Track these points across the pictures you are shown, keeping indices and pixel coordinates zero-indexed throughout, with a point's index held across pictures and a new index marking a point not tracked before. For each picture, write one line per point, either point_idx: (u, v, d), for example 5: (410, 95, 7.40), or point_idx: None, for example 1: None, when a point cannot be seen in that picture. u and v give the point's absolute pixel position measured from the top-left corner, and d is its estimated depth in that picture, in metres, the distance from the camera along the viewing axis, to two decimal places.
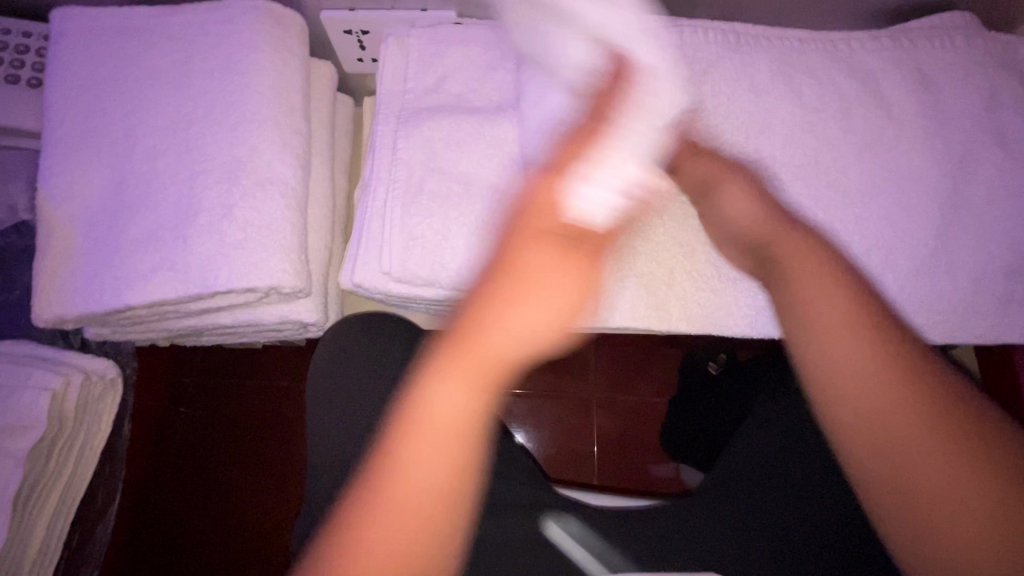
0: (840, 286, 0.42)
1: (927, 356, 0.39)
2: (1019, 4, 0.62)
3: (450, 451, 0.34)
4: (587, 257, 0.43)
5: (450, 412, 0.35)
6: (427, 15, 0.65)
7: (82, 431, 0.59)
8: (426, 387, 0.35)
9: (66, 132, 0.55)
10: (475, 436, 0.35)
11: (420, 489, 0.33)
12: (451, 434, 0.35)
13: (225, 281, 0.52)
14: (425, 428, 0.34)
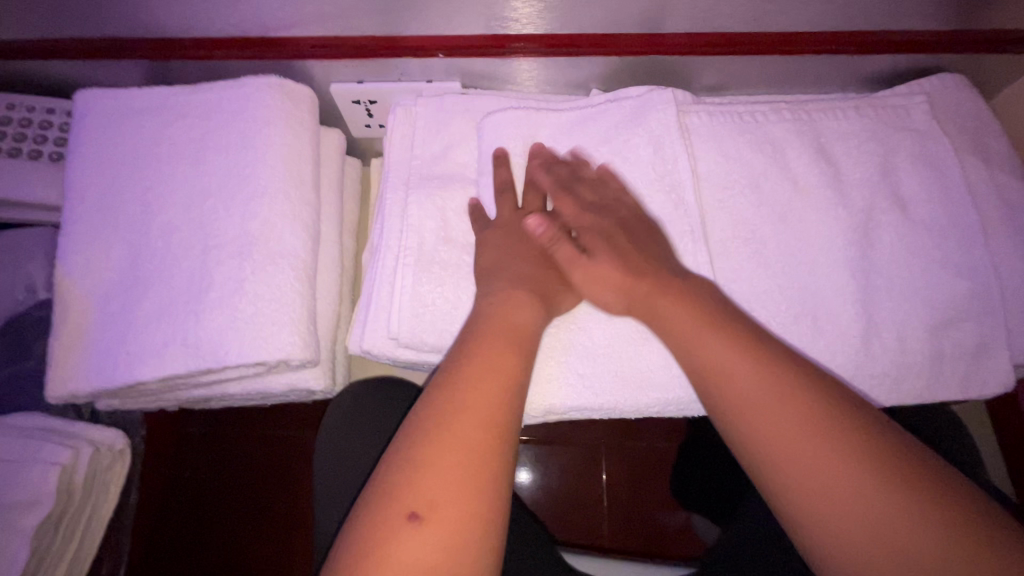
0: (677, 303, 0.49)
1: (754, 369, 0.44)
2: (997, 72, 0.66)
3: (467, 451, 0.40)
4: (557, 362, 0.54)
5: (473, 407, 0.42)
6: (432, 86, 0.67)
7: (89, 505, 0.58)
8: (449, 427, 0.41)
9: (89, 211, 0.57)
10: (476, 427, 0.41)
11: (446, 462, 0.39)
12: (473, 425, 0.41)
13: (234, 356, 0.52)
14: (458, 435, 0.40)
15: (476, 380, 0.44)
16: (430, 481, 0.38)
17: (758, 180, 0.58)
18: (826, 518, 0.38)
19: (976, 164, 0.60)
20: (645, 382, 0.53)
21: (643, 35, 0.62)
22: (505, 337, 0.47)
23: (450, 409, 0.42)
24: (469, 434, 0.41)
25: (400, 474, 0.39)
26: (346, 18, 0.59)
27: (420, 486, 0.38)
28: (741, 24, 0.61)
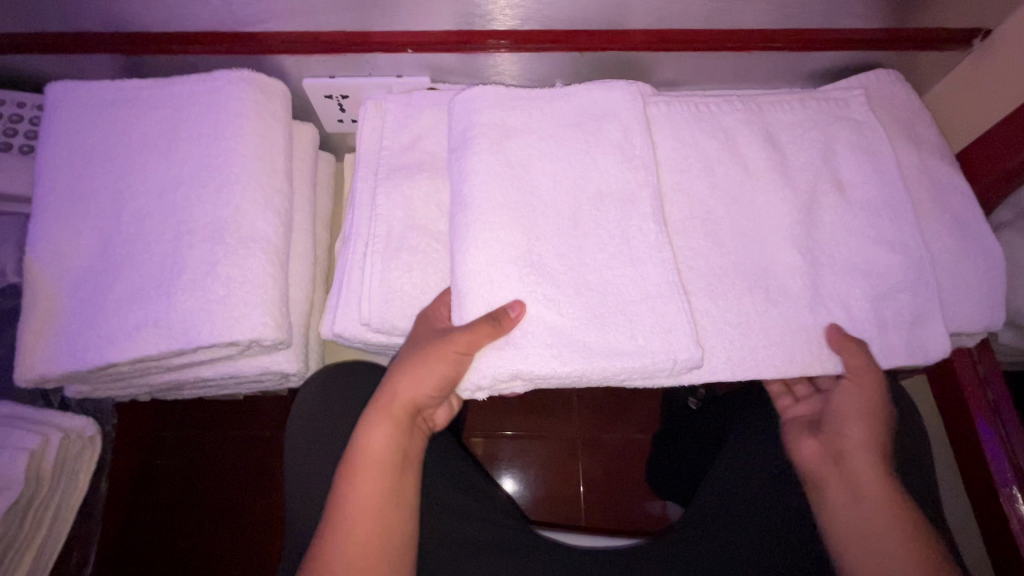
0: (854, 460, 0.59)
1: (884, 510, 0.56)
2: (926, 68, 0.72)
3: (369, 495, 0.53)
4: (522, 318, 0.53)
5: (379, 450, 0.55)
6: (402, 81, 0.70)
7: (59, 492, 0.58)
8: (356, 478, 0.54)
9: (61, 199, 0.57)
10: (381, 471, 0.54)
11: (358, 506, 0.53)
12: (374, 469, 0.54)
13: (206, 337, 0.53)
14: (363, 480, 0.54)
15: (382, 428, 0.56)
16: (346, 519, 0.53)
17: (712, 165, 0.61)
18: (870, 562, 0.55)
19: (909, 151, 0.65)
20: (604, 348, 0.53)
21: (603, 32, 0.66)
22: (418, 380, 0.54)
23: (369, 459, 0.55)
24: (383, 494, 0.54)
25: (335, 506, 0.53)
26: (317, 14, 0.61)
27: (336, 523, 0.53)
28: (692, 22, 0.65)
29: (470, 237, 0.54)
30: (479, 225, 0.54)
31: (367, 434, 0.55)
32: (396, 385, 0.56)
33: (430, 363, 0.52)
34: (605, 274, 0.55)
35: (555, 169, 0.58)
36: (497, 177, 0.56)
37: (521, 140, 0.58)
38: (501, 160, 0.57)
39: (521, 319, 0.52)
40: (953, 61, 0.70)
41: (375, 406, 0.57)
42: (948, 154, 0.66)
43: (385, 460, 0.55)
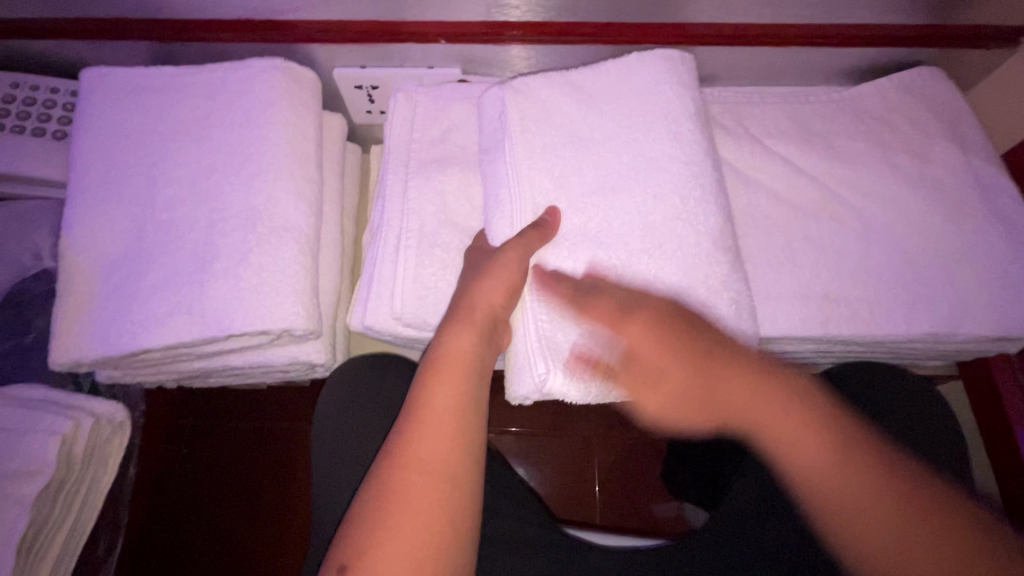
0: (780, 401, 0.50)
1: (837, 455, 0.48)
2: (971, 66, 0.70)
3: (435, 458, 0.44)
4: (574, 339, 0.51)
5: (442, 406, 0.46)
6: (433, 72, 0.69)
7: (88, 477, 0.58)
8: (416, 436, 0.45)
9: (95, 185, 0.57)
10: (447, 426, 0.45)
11: (419, 471, 0.43)
12: (436, 425, 0.45)
13: (239, 324, 0.53)
14: (422, 441, 0.44)
15: (445, 381, 0.47)
16: (405, 492, 0.42)
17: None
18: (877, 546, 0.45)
19: (952, 152, 0.64)
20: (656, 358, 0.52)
21: (639, 25, 0.65)
22: (476, 322, 0.50)
23: (424, 418, 0.46)
24: (439, 455, 0.44)
25: (382, 479, 0.43)
26: (352, 3, 0.61)
27: (388, 498, 0.42)
28: (730, 15, 0.64)
29: (502, 225, 0.55)
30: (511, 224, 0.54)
31: (424, 389, 0.47)
32: (448, 340, 0.49)
33: (489, 293, 0.51)
34: (662, 282, 0.52)
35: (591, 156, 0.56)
36: (535, 179, 0.55)
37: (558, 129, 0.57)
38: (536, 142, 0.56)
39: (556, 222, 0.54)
40: (998, 60, 0.68)
41: (428, 360, 0.49)
42: (991, 155, 0.65)
43: (452, 414, 0.46)
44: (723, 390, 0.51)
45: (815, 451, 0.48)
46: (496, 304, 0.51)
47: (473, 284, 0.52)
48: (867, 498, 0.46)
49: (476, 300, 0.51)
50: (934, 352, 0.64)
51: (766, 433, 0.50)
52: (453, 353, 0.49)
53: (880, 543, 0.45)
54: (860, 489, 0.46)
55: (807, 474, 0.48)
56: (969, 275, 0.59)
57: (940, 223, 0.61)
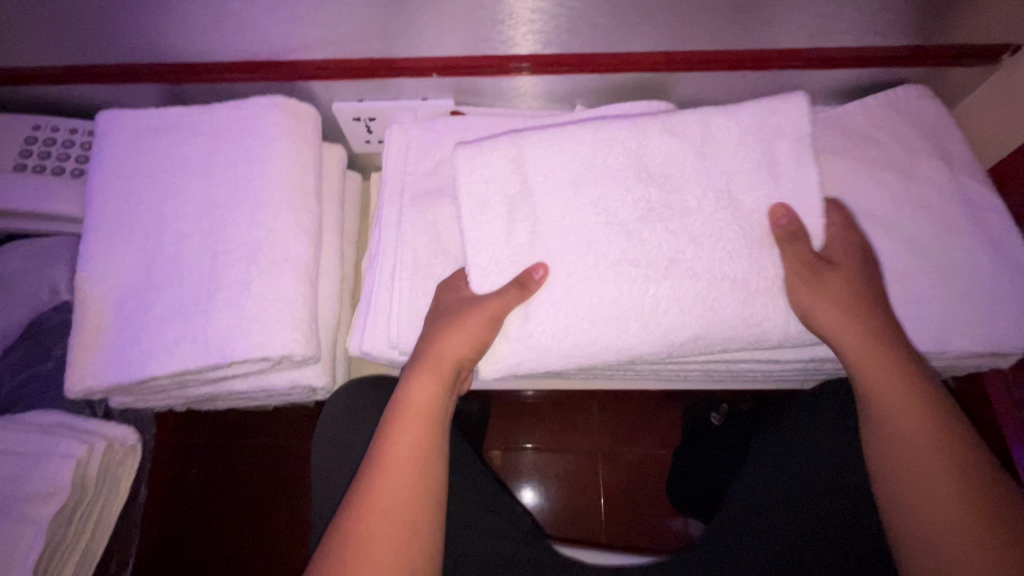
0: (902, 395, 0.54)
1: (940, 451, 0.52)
2: (952, 84, 0.71)
3: (393, 530, 0.50)
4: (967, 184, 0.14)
5: (401, 465, 0.53)
6: (427, 104, 0.73)
7: (102, 497, 0.61)
8: (376, 499, 0.51)
9: (109, 223, 0.61)
10: (405, 493, 0.51)
11: (370, 542, 0.49)
12: (396, 493, 0.51)
13: (241, 352, 0.56)
14: (379, 511, 0.50)
15: (403, 438, 0.54)
16: (360, 567, 0.48)
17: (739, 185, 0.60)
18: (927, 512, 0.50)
19: (938, 169, 0.65)
20: (649, 324, 0.57)
21: (622, 55, 0.67)
22: (437, 371, 0.57)
23: (385, 473, 0.52)
24: (405, 507, 0.51)
25: (337, 562, 0.48)
26: (348, 41, 0.64)
27: (342, 574, 0.48)
28: (712, 42, 0.66)
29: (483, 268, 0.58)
30: (491, 284, 0.58)
31: (385, 453, 0.53)
32: (412, 389, 0.56)
33: (451, 342, 0.57)
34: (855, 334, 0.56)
35: (566, 189, 0.60)
36: (483, 221, 0.59)
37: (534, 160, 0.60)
38: (510, 163, 0.60)
39: (542, 280, 0.56)
40: (982, 77, 0.69)
41: (390, 414, 0.56)
42: (977, 171, 0.65)
43: (408, 478, 0.52)
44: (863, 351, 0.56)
45: (939, 463, 0.51)
46: (459, 357, 0.57)
47: (438, 336, 0.57)
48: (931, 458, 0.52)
49: (439, 350, 0.57)
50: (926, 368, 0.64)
51: (866, 368, 0.56)
52: (411, 412, 0.55)
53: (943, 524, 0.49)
54: (934, 470, 0.51)
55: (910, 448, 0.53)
56: (955, 291, 0.60)
57: (926, 240, 0.61)
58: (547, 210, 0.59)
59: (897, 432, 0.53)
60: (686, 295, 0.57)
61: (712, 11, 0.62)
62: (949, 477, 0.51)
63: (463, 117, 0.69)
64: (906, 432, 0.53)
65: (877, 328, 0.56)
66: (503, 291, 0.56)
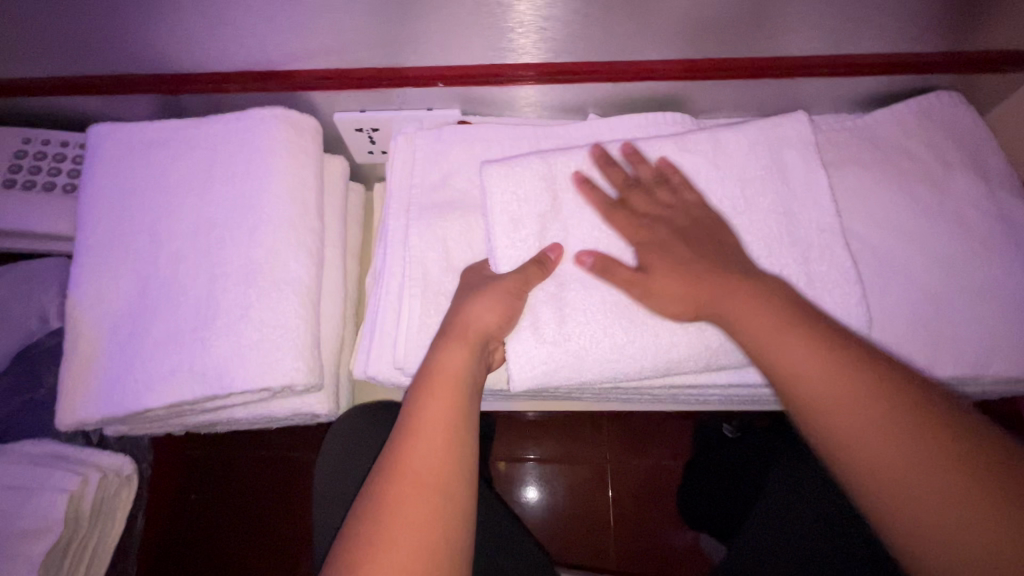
0: (844, 377, 0.46)
1: (908, 441, 0.43)
2: (983, 92, 0.68)
3: (423, 498, 0.44)
4: None
5: (434, 422, 0.48)
6: (433, 114, 0.69)
7: (97, 531, 0.59)
8: (408, 459, 0.46)
9: (102, 245, 0.58)
10: (440, 457, 0.46)
11: (405, 509, 0.44)
12: (429, 455, 0.46)
13: (239, 382, 0.53)
14: (408, 477, 0.45)
15: (434, 398, 0.49)
16: (388, 538, 0.42)
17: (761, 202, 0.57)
18: (920, 515, 0.41)
19: (972, 182, 0.61)
20: (671, 347, 0.55)
21: (638, 63, 0.63)
22: (466, 338, 0.53)
23: (418, 431, 0.48)
24: (436, 467, 0.46)
25: (366, 532, 0.43)
26: (351, 51, 0.61)
27: (374, 541, 0.42)
28: (733, 50, 0.62)
29: (508, 255, 0.56)
30: (510, 261, 0.56)
31: (416, 418, 0.48)
32: (441, 356, 0.52)
33: (481, 309, 0.53)
34: (755, 313, 0.50)
35: (580, 209, 0.58)
36: (514, 233, 0.57)
37: (544, 180, 0.58)
38: (520, 180, 0.58)
39: (558, 259, 0.56)
40: (1015, 84, 0.66)
41: (417, 380, 0.51)
42: (1012, 184, 0.62)
43: (445, 436, 0.47)
44: (748, 324, 0.50)
45: (923, 454, 0.42)
46: (489, 325, 0.53)
47: (468, 304, 0.54)
48: (911, 444, 0.43)
49: (468, 317, 0.53)
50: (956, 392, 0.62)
51: (779, 347, 0.48)
52: (441, 377, 0.51)
53: (940, 525, 0.40)
54: (924, 463, 0.42)
55: (854, 447, 0.44)
56: (991, 313, 0.56)
57: (961, 258, 0.58)
58: (570, 222, 0.58)
59: (842, 418, 0.45)
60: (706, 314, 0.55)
61: (736, 18, 0.59)
62: (940, 475, 0.41)
63: (471, 127, 0.66)
64: (869, 420, 0.44)
65: (765, 302, 0.50)
66: (523, 273, 0.54)
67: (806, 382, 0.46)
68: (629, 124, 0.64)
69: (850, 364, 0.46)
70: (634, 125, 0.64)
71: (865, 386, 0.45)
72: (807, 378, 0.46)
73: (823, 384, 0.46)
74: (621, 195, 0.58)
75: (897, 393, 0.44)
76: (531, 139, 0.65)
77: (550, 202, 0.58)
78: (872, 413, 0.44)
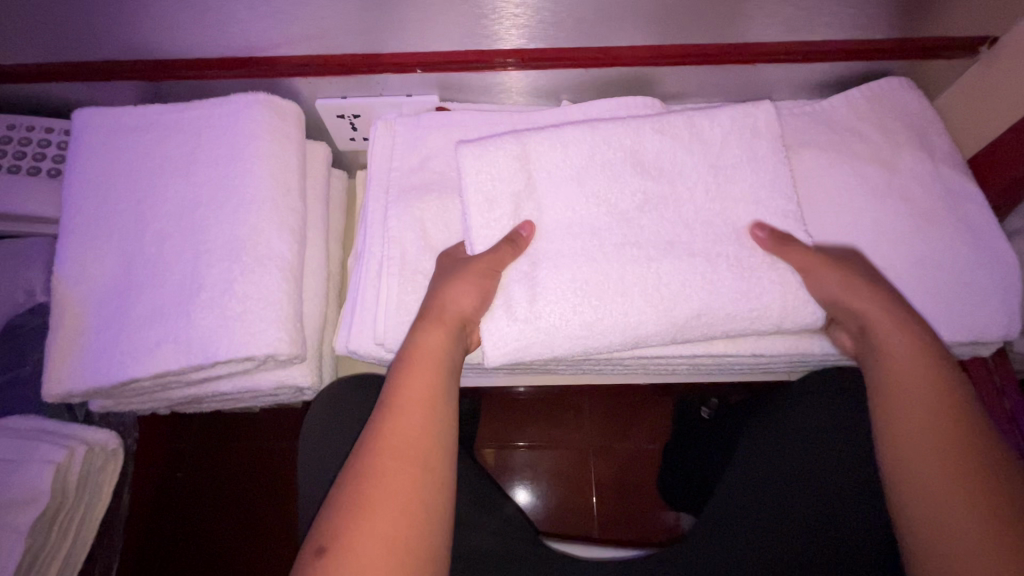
0: (940, 406, 0.50)
1: (963, 473, 0.47)
2: (931, 77, 0.72)
3: (406, 474, 0.47)
4: None
5: (413, 401, 0.50)
6: (412, 100, 0.72)
7: (82, 504, 0.60)
8: (389, 436, 0.48)
9: (88, 223, 0.60)
10: (421, 436, 0.49)
11: (389, 485, 0.46)
12: (412, 433, 0.49)
13: (224, 352, 0.55)
14: (391, 452, 0.47)
15: (414, 377, 0.52)
16: (370, 508, 0.45)
17: (721, 182, 0.60)
18: (944, 528, 0.46)
19: (920, 161, 0.65)
20: (638, 316, 0.57)
21: (608, 49, 0.67)
22: (443, 320, 0.55)
23: (396, 408, 0.50)
24: (417, 442, 0.48)
25: (351, 502, 0.45)
26: (331, 38, 0.64)
27: (356, 512, 0.45)
28: (696, 37, 0.66)
29: (483, 237, 0.59)
30: (485, 243, 0.59)
31: (396, 397, 0.51)
32: (420, 337, 0.54)
33: (457, 291, 0.56)
34: (891, 335, 0.54)
35: (552, 185, 0.60)
36: (490, 211, 0.60)
37: (519, 159, 0.60)
38: (495, 160, 0.60)
39: (530, 237, 0.59)
40: (960, 70, 0.70)
41: (397, 362, 0.54)
42: (957, 163, 0.66)
43: (426, 416, 0.50)
44: (888, 344, 0.54)
45: (970, 481, 0.47)
46: (463, 306, 0.56)
47: (449, 286, 0.56)
48: (960, 473, 0.47)
49: (445, 299, 0.56)
50: None
51: (891, 366, 0.53)
52: (420, 356, 0.53)
53: (956, 538, 0.45)
54: (966, 492, 0.47)
55: (914, 460, 0.49)
56: (936, 282, 0.60)
57: (909, 230, 0.62)
58: (544, 197, 0.60)
59: (914, 438, 0.50)
60: (673, 285, 0.57)
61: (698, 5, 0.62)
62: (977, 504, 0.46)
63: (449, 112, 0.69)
64: (934, 446, 0.49)
65: (900, 331, 0.54)
66: (498, 253, 0.57)
67: (900, 398, 0.51)
68: (600, 107, 0.67)
69: (949, 400, 0.50)
70: (605, 108, 0.67)
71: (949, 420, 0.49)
72: (903, 400, 0.51)
73: (911, 410, 0.51)
74: (592, 172, 0.60)
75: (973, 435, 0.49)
76: (506, 123, 0.68)
77: (525, 180, 0.60)
78: (941, 441, 0.49)
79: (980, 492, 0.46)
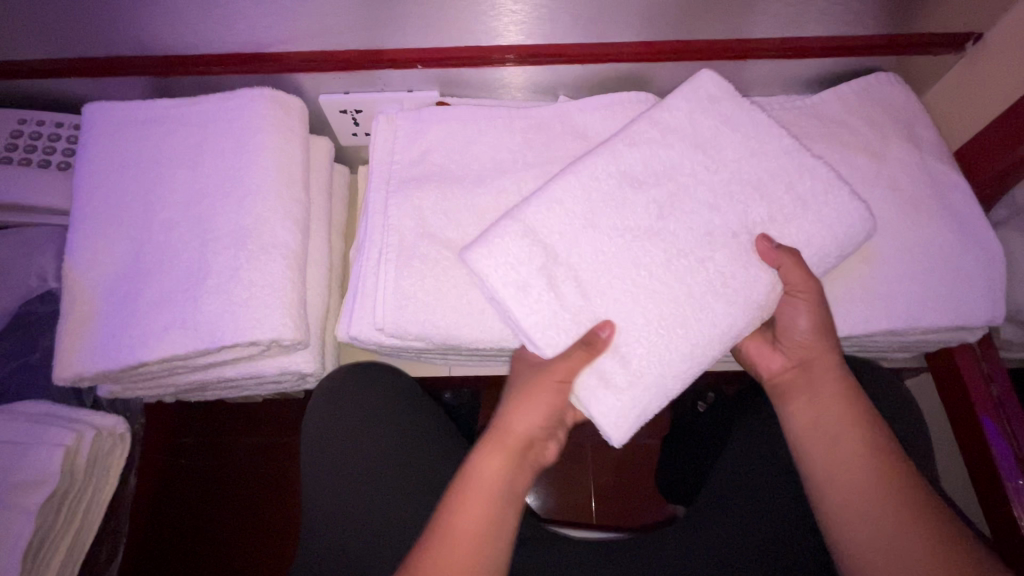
0: (852, 434, 0.55)
1: (877, 490, 0.52)
2: (919, 73, 0.74)
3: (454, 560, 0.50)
4: None
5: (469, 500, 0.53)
6: (413, 95, 0.74)
7: (90, 488, 0.62)
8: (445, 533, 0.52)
9: (97, 212, 0.61)
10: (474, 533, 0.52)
11: (439, 572, 0.50)
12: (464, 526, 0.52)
13: (230, 337, 0.57)
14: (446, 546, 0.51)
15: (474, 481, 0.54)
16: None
17: (738, 176, 0.59)
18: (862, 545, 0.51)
19: (908, 153, 0.67)
20: (675, 316, 0.56)
21: (603, 45, 0.68)
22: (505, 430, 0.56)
23: (453, 507, 0.53)
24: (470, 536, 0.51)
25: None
26: (334, 33, 0.66)
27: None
28: (689, 33, 0.68)
29: (552, 341, 0.55)
30: (554, 346, 0.56)
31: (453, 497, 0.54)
32: (480, 448, 0.56)
33: (522, 397, 0.56)
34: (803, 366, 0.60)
35: (569, 231, 0.56)
36: (528, 298, 0.55)
37: (535, 225, 0.56)
38: (516, 242, 0.55)
39: (610, 337, 0.55)
40: (947, 65, 0.72)
41: (457, 461, 0.56)
42: (944, 156, 0.68)
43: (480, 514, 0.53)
44: (815, 375, 0.59)
45: (876, 498, 0.52)
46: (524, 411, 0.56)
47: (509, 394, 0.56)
48: (871, 490, 0.53)
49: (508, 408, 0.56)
50: (897, 344, 0.67)
51: (810, 393, 0.59)
52: (480, 459, 0.55)
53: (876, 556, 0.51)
54: (877, 508, 0.52)
55: (833, 481, 0.55)
56: (923, 270, 0.62)
57: (898, 220, 0.64)
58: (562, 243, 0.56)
59: (834, 459, 0.55)
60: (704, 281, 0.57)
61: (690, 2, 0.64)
62: (890, 520, 0.51)
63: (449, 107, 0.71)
64: (846, 465, 0.54)
65: (820, 359, 0.59)
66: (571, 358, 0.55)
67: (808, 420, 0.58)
68: (596, 102, 0.69)
69: (861, 423, 0.56)
70: (601, 102, 0.69)
71: (862, 442, 0.55)
72: (819, 425, 0.57)
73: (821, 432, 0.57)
74: None
75: (879, 455, 0.54)
76: (504, 116, 0.69)
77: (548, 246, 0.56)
78: (856, 462, 0.54)
79: (887, 504, 0.52)
